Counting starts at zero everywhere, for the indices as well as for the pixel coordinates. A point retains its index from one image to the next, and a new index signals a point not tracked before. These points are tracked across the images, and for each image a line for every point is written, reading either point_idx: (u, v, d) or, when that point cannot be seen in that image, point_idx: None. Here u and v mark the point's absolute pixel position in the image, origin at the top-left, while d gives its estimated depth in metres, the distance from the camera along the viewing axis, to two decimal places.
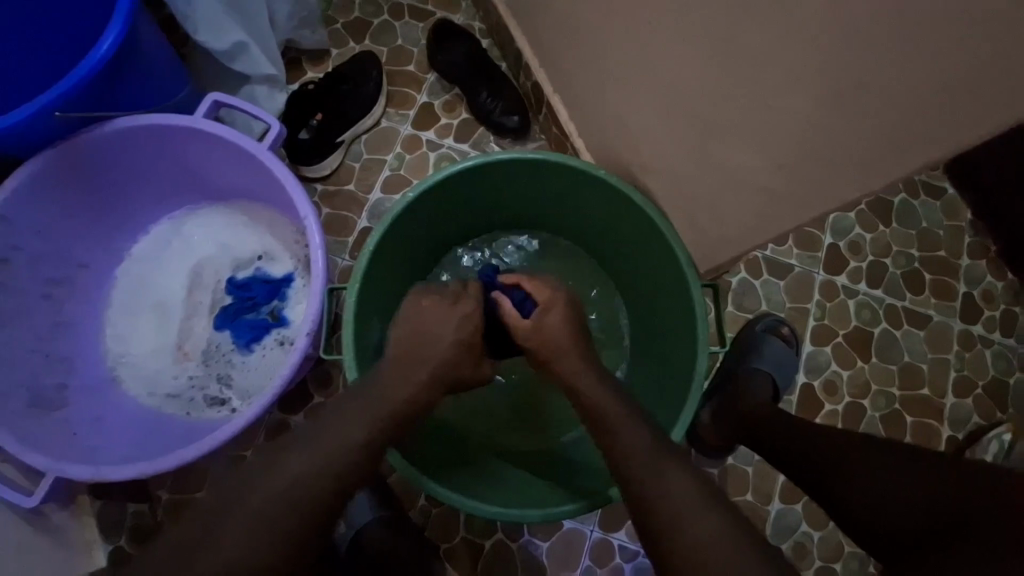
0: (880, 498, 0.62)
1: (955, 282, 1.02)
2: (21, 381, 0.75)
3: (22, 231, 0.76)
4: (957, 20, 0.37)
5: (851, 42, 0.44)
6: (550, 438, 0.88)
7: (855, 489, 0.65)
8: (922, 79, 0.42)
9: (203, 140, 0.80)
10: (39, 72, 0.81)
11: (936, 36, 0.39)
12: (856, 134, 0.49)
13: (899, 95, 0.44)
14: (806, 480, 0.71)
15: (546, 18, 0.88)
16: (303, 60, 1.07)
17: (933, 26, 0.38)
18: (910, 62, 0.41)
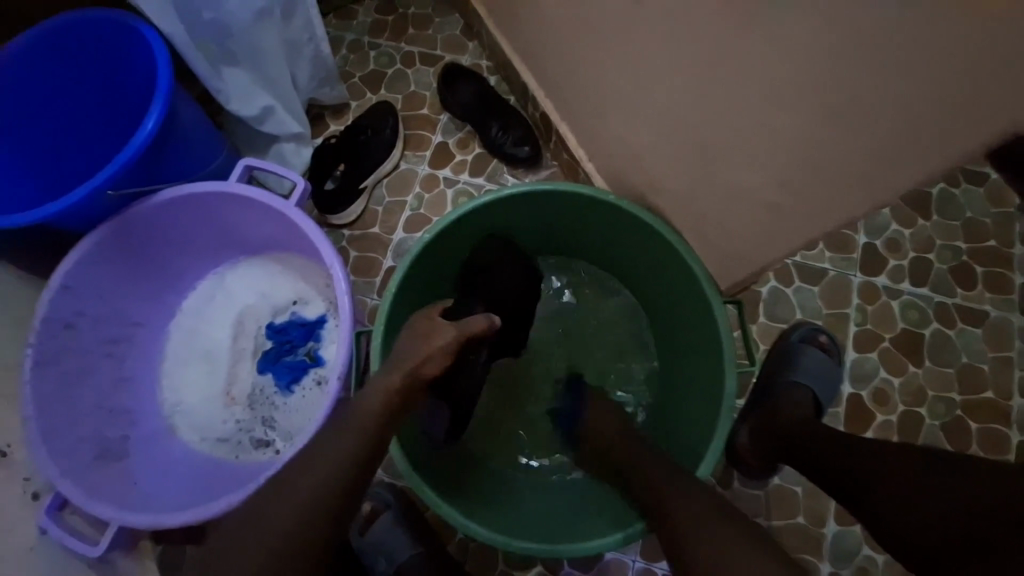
0: (930, 511, 0.59)
1: (1011, 273, 0.95)
2: (88, 435, 0.82)
3: (86, 297, 0.84)
4: (966, 21, 0.36)
5: (834, 58, 0.45)
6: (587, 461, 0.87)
7: (899, 503, 0.61)
8: (909, 87, 0.42)
9: (237, 202, 0.87)
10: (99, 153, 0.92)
11: (943, 36, 0.38)
12: (852, 145, 0.49)
13: (888, 110, 0.44)
14: (845, 495, 0.68)
15: (548, 51, 0.91)
16: (325, 114, 1.15)
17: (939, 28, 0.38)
18: (892, 74, 0.42)
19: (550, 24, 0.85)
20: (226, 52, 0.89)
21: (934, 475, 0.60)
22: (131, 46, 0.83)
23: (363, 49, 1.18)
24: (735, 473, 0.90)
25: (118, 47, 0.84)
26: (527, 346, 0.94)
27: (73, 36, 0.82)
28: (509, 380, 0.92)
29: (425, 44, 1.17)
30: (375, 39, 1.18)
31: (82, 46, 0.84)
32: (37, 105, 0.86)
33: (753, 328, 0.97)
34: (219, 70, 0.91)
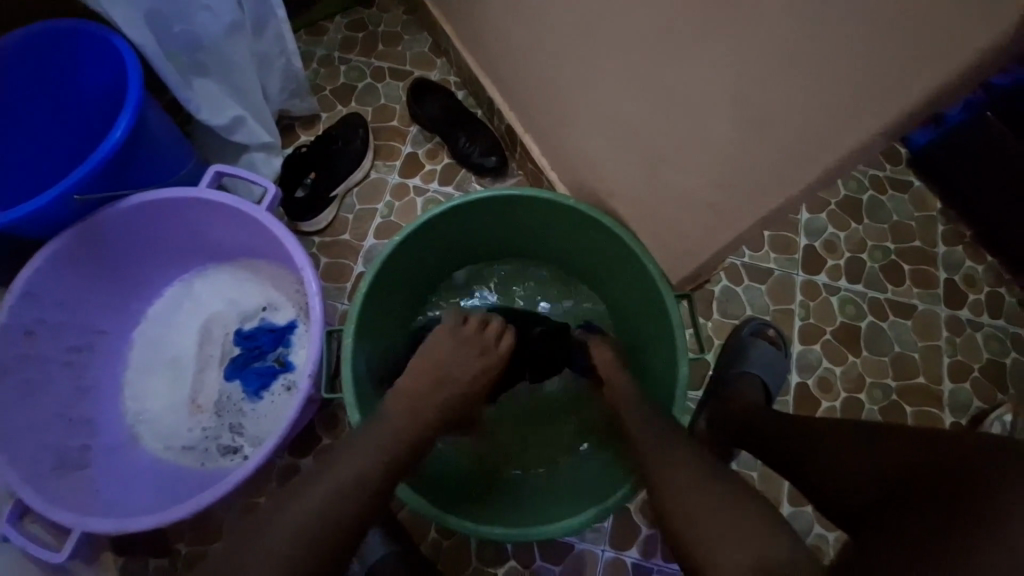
0: (851, 470, 0.64)
1: (935, 269, 1.05)
2: (48, 443, 0.80)
3: (46, 304, 0.83)
4: (845, 32, 0.42)
5: (750, 65, 0.51)
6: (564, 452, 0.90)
7: (828, 466, 0.67)
8: (810, 91, 0.48)
9: (206, 208, 0.88)
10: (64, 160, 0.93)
11: (831, 46, 0.44)
12: (770, 144, 0.56)
13: (796, 111, 0.51)
14: (787, 464, 0.74)
15: (510, 67, 0.97)
16: (295, 126, 1.18)
17: (826, 39, 0.44)
18: (796, 80, 0.48)
19: (510, 42, 0.91)
20: (197, 63, 0.91)
21: (861, 441, 0.65)
22: (102, 56, 0.84)
23: (333, 64, 1.22)
24: None
25: (88, 57, 0.85)
26: None
27: (44, 45, 0.83)
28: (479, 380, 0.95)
29: (394, 60, 1.22)
30: (346, 55, 1.22)
31: (51, 55, 0.84)
32: (1, 111, 0.86)
33: (709, 324, 1.03)
34: (190, 80, 0.92)
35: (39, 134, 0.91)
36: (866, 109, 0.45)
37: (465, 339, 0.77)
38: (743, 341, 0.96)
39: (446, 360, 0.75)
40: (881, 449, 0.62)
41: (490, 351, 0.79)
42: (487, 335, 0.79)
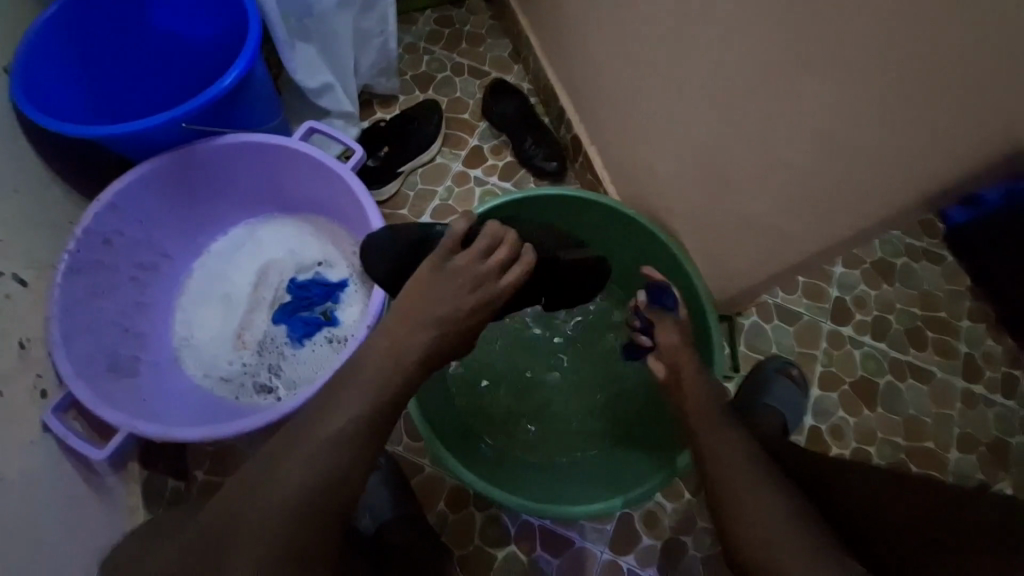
0: (880, 507, 0.62)
1: (956, 342, 1.09)
2: (105, 347, 0.85)
3: (128, 219, 0.89)
4: (928, 94, 0.48)
5: (832, 112, 0.57)
6: (580, 449, 0.95)
7: (855, 497, 0.64)
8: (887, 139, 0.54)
9: (291, 158, 0.93)
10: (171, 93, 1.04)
11: (912, 104, 0.50)
12: (839, 186, 0.61)
13: (871, 158, 0.56)
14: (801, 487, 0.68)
15: (589, 81, 1.03)
16: (374, 102, 1.25)
17: (904, 96, 0.49)
18: (876, 129, 0.54)
19: (595, 57, 0.98)
20: (303, 29, 1.00)
21: (894, 485, 0.64)
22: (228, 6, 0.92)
23: (418, 52, 1.29)
24: None
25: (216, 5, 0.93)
26: (533, 339, 1.02)
27: None
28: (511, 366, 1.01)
29: (475, 58, 1.29)
30: (431, 46, 1.30)
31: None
32: (130, 37, 0.97)
33: (734, 354, 1.07)
34: (293, 42, 1.00)
35: (157, 67, 1.01)
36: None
37: (449, 273, 0.64)
38: (770, 373, 1.00)
39: (430, 292, 0.64)
40: (917, 494, 0.62)
41: (487, 281, 0.65)
42: (484, 266, 0.65)
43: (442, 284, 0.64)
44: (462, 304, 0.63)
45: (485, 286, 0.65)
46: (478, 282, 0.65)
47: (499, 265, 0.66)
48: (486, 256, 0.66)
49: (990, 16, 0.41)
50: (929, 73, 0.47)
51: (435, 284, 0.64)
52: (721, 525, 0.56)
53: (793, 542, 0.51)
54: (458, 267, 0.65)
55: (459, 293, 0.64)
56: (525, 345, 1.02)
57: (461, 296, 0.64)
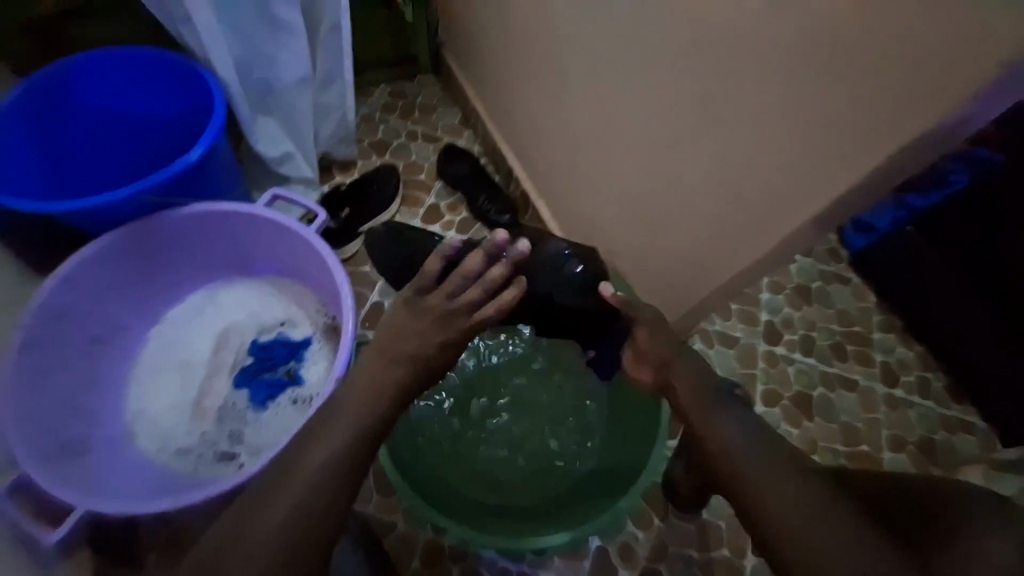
0: (898, 502, 0.65)
1: (872, 352, 1.23)
2: (51, 427, 0.82)
3: (83, 293, 0.89)
4: (794, 149, 0.61)
5: (728, 165, 0.70)
6: (550, 488, 0.96)
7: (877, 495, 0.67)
8: (772, 185, 0.66)
9: (254, 224, 0.97)
10: (130, 166, 1.08)
11: (784, 157, 0.62)
12: (743, 224, 0.73)
13: (763, 201, 0.68)
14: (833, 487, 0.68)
15: (533, 143, 1.16)
16: (333, 168, 1.32)
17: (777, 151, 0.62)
18: (761, 177, 0.66)
19: (536, 122, 1.11)
20: (265, 105, 1.08)
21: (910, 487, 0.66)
22: (194, 88, 0.99)
23: (374, 122, 1.40)
24: (670, 507, 0.99)
25: (182, 86, 1.00)
26: (498, 382, 1.07)
27: (147, 69, 0.99)
28: (478, 411, 1.04)
29: (427, 126, 1.41)
30: (386, 116, 1.41)
31: (149, 79, 1.00)
32: (94, 118, 1.02)
33: None
34: (255, 116, 1.08)
35: (119, 143, 1.06)
36: (805, 202, 0.63)
37: (419, 312, 0.70)
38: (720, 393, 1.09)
39: (402, 332, 0.69)
40: (930, 491, 0.64)
41: (457, 319, 0.71)
42: (454, 304, 0.71)
43: (413, 323, 0.70)
44: (431, 342, 0.69)
45: (456, 323, 0.70)
46: (446, 321, 0.70)
47: (472, 303, 0.72)
48: (458, 293, 0.72)
49: (823, 90, 0.55)
50: (791, 133, 0.60)
51: (409, 322, 0.70)
52: (744, 507, 0.55)
53: (820, 516, 0.50)
54: (429, 307, 0.70)
55: (430, 332, 0.69)
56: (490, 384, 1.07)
57: (431, 334, 0.69)
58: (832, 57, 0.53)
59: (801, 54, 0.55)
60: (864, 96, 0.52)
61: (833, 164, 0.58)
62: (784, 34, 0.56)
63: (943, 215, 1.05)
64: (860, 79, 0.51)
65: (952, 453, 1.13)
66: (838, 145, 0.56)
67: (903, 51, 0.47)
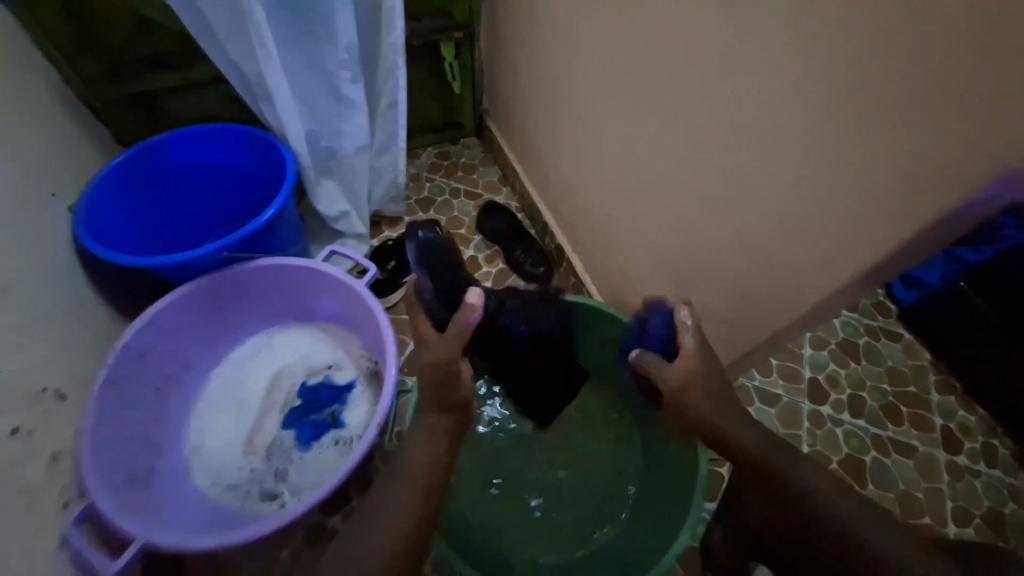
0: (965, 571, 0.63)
1: (930, 415, 1.15)
2: (124, 458, 0.91)
3: (161, 335, 1.00)
4: (820, 214, 0.63)
5: (755, 226, 0.72)
6: (581, 546, 0.96)
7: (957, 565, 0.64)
8: (800, 249, 0.67)
9: (311, 275, 1.06)
10: (210, 223, 1.24)
11: (810, 222, 0.64)
12: (773, 283, 0.74)
13: (792, 263, 0.70)
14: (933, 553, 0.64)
15: (568, 200, 1.22)
16: (382, 222, 1.44)
17: (804, 215, 0.64)
18: (789, 239, 0.68)
19: (571, 181, 1.18)
20: (329, 169, 1.21)
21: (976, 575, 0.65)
22: (269, 157, 1.14)
23: (421, 180, 1.52)
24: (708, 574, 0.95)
25: (259, 156, 1.15)
26: (531, 432, 1.08)
27: (231, 142, 1.15)
28: (512, 464, 1.05)
29: (469, 183, 1.52)
30: (432, 176, 1.53)
31: (233, 151, 1.16)
32: (185, 183, 1.18)
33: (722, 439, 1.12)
34: (320, 180, 1.21)
35: (202, 204, 1.22)
36: (834, 267, 0.64)
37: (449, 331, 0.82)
38: None
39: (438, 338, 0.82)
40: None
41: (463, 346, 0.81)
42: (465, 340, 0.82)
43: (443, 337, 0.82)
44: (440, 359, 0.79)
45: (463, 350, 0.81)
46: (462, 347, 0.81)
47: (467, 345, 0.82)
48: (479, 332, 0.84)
49: (844, 161, 0.57)
50: (813, 199, 0.63)
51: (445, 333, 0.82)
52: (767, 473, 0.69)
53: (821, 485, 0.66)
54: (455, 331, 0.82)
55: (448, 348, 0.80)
56: (512, 452, 1.06)
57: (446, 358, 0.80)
58: (852, 132, 0.56)
59: (821, 131, 0.58)
60: (886, 170, 0.54)
61: (859, 232, 0.59)
62: (804, 109, 0.59)
63: (999, 272, 1.01)
64: (879, 156, 0.54)
65: None
66: (862, 214, 0.58)
67: (920, 134, 0.50)
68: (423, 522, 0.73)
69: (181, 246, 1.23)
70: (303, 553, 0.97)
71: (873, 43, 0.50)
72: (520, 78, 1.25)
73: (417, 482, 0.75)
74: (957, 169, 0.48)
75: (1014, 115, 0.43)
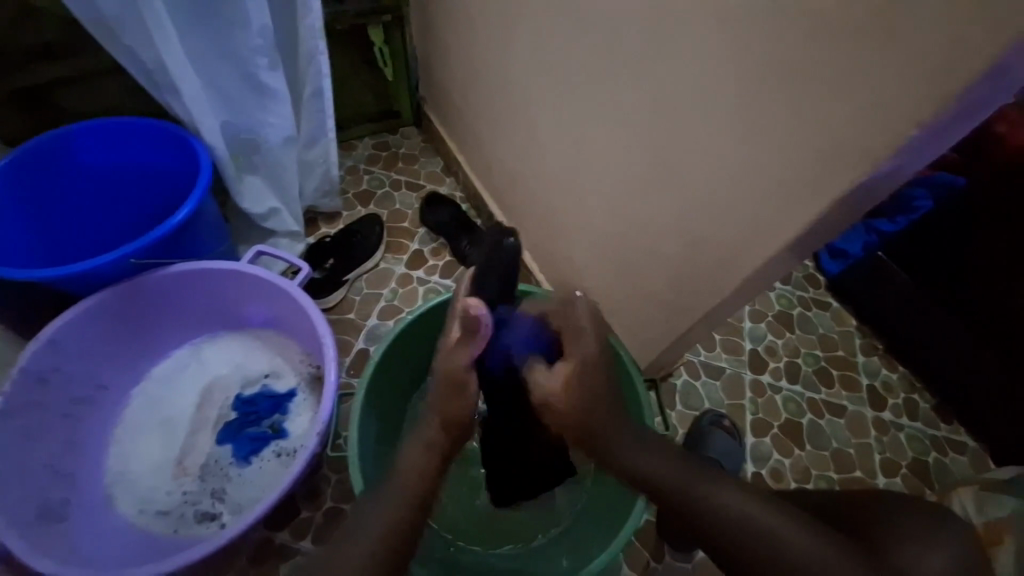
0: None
1: (858, 375, 1.23)
2: (28, 495, 0.82)
3: (65, 356, 0.89)
4: (744, 192, 0.64)
5: (686, 206, 0.73)
6: (542, 532, 0.97)
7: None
8: (729, 227, 0.69)
9: (238, 279, 0.99)
10: (120, 228, 1.12)
11: (735, 200, 0.66)
12: (706, 261, 0.76)
13: (721, 241, 0.71)
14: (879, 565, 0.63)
15: (511, 188, 1.20)
16: (319, 219, 1.36)
17: (730, 192, 0.66)
18: (717, 217, 0.70)
19: (512, 168, 1.16)
20: (251, 164, 1.13)
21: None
22: (181, 153, 1.04)
23: (359, 173, 1.45)
24: (665, 547, 0.98)
25: (170, 151, 1.05)
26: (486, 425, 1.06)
27: (136, 136, 1.03)
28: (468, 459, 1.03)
29: (410, 175, 1.46)
30: (370, 168, 1.47)
31: (139, 147, 1.05)
32: (85, 184, 1.06)
33: (672, 414, 1.15)
34: (242, 176, 1.13)
35: (108, 207, 1.10)
36: (762, 242, 0.65)
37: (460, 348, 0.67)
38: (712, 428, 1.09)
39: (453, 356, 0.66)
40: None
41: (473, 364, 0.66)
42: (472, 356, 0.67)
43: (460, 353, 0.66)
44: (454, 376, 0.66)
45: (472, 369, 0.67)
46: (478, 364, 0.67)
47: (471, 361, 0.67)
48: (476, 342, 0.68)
49: (761, 137, 0.58)
50: (736, 176, 0.64)
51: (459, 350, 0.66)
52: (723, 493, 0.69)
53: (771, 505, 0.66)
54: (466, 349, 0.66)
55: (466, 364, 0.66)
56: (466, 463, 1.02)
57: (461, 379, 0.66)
58: (767, 108, 0.57)
59: (742, 109, 0.59)
60: (799, 146, 0.55)
61: (782, 208, 0.61)
62: (723, 87, 0.60)
63: (912, 241, 1.15)
64: (796, 132, 0.55)
65: (946, 476, 1.12)
66: (781, 189, 0.60)
67: (830, 110, 0.51)
68: (399, 542, 0.62)
69: (87, 254, 1.11)
70: (249, 575, 0.91)
71: (784, 20, 0.51)
72: (454, 63, 1.21)
73: (401, 496, 0.64)
74: (867, 142, 0.49)
75: (912, 89, 0.45)
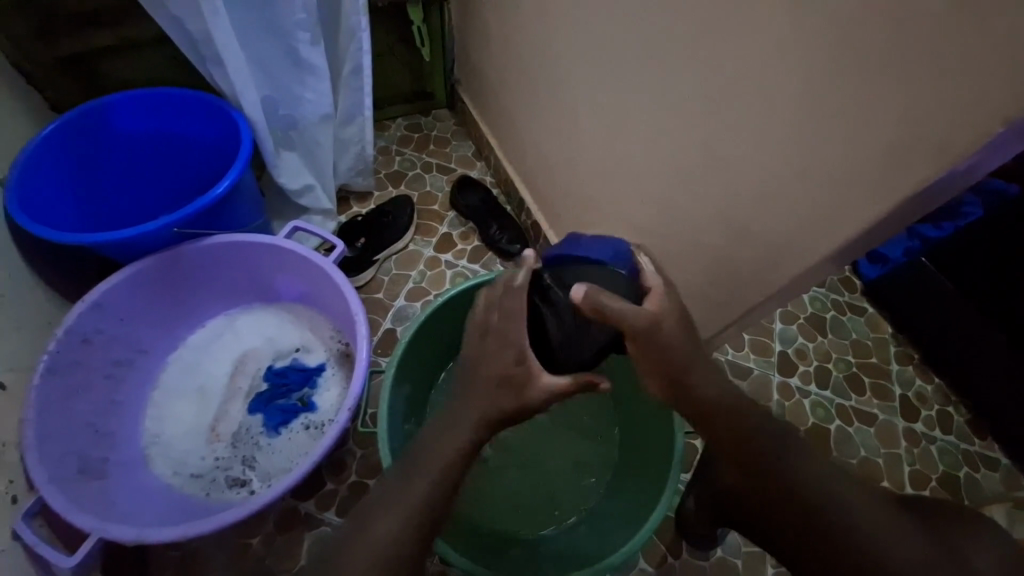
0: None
1: (890, 384, 1.20)
2: (73, 450, 0.85)
3: (108, 319, 0.92)
4: (797, 189, 0.62)
5: (732, 201, 0.71)
6: (562, 521, 0.97)
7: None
8: (777, 225, 0.67)
9: (274, 253, 1.00)
10: (161, 198, 1.15)
11: (787, 196, 0.64)
12: (748, 258, 0.74)
13: (767, 239, 0.69)
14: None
15: (544, 175, 1.19)
16: (351, 198, 1.37)
17: (782, 188, 0.64)
18: (765, 214, 0.68)
19: (547, 154, 1.14)
20: (289, 139, 1.13)
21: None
22: (222, 126, 1.05)
23: (391, 154, 1.45)
24: (683, 544, 0.98)
25: (211, 124, 1.06)
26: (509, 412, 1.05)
27: (180, 107, 1.05)
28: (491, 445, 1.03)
29: (441, 158, 1.46)
30: (402, 149, 1.46)
31: (183, 118, 1.06)
32: (130, 153, 1.09)
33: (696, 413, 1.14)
34: (279, 151, 1.13)
35: (150, 177, 1.13)
36: (814, 240, 0.63)
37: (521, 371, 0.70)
38: None
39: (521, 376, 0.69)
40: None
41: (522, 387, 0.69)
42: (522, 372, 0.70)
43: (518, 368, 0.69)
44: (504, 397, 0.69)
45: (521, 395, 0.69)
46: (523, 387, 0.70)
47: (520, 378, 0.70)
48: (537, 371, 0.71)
49: (822, 131, 0.56)
50: (791, 172, 0.62)
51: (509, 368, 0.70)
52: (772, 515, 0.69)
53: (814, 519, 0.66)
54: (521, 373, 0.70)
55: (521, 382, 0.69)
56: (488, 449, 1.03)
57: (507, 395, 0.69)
58: (831, 102, 0.54)
59: (804, 102, 0.57)
60: (865, 142, 0.53)
61: (838, 207, 0.59)
62: (784, 78, 0.58)
63: (958, 249, 1.08)
64: (862, 127, 0.53)
65: (980, 493, 1.09)
66: (839, 187, 0.58)
67: (905, 105, 0.49)
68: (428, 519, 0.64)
69: (129, 222, 1.14)
70: (274, 541, 0.94)
71: (860, 8, 0.48)
72: (494, 45, 1.19)
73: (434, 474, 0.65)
74: (944, 141, 0.47)
75: (999, 84, 0.42)
